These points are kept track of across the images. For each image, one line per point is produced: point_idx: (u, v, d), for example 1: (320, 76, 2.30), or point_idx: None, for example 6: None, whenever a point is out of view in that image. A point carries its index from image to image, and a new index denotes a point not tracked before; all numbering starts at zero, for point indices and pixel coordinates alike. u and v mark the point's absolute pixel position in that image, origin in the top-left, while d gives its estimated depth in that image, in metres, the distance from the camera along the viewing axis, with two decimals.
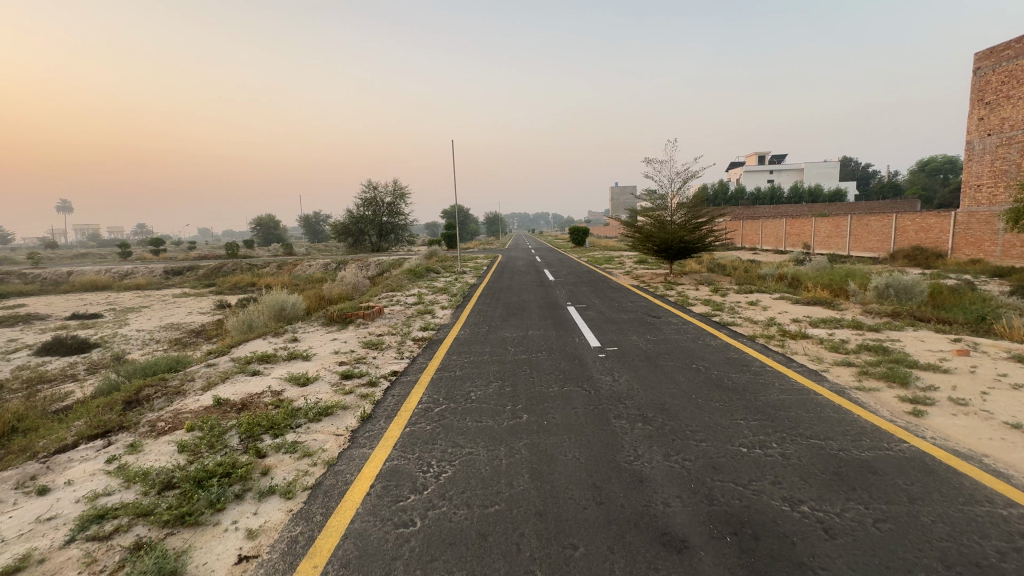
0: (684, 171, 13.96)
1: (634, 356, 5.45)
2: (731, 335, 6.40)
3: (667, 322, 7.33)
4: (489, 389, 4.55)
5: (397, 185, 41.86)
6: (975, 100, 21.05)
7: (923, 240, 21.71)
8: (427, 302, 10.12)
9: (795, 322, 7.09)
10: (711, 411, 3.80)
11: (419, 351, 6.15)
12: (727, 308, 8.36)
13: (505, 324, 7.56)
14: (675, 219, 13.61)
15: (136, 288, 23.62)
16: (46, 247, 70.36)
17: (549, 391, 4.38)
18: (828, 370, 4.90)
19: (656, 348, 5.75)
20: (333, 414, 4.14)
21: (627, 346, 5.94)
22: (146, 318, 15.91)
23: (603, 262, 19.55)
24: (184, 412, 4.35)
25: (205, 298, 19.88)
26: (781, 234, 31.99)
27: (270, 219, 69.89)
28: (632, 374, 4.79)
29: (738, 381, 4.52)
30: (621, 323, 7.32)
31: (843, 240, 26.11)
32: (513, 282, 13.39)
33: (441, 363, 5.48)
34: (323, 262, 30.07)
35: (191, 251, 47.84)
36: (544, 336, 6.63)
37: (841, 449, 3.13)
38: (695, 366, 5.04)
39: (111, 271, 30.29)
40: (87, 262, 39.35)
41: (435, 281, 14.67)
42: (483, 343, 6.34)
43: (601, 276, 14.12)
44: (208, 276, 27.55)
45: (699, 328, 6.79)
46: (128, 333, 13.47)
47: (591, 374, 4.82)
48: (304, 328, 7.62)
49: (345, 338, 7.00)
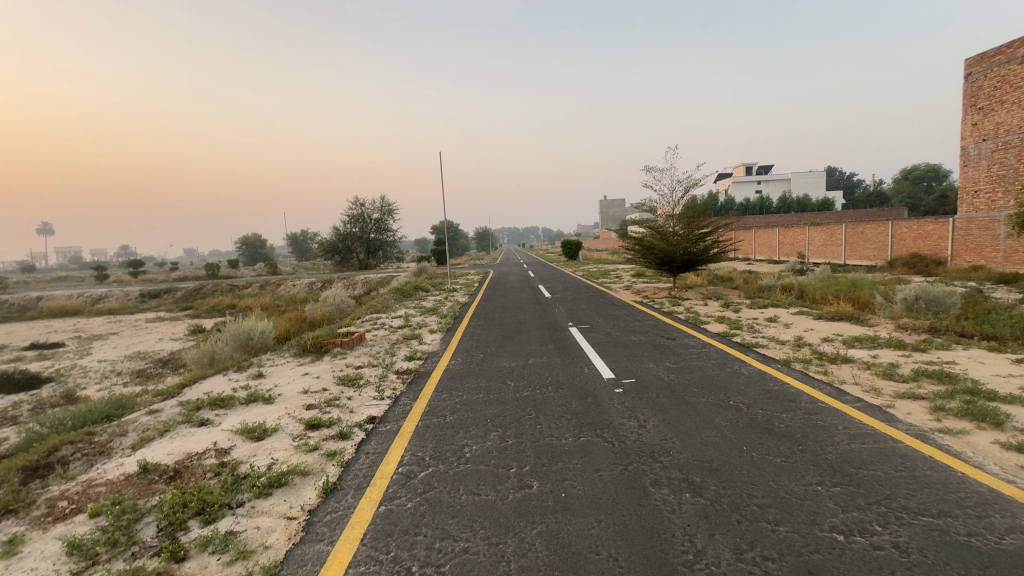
0: (685, 179, 13.34)
1: (657, 391, 4.60)
2: (761, 360, 5.59)
3: (684, 344, 6.52)
4: (487, 442, 3.65)
5: (385, 201, 40.98)
6: (968, 105, 20.93)
7: (921, 247, 21.41)
8: (414, 326, 9.21)
9: (828, 342, 6.31)
10: (774, 472, 2.96)
11: (403, 389, 5.23)
12: (746, 327, 7.57)
13: (501, 351, 6.68)
14: (676, 230, 12.87)
15: (108, 313, 22.34)
16: (20, 272, 67.98)
17: (563, 445, 3.51)
18: (893, 405, 4.08)
19: (681, 380, 4.91)
20: (287, 485, 3.21)
21: (645, 377, 5.09)
22: (112, 346, 14.76)
23: (600, 276, 18.75)
24: (98, 485, 3.39)
25: (179, 323, 18.67)
26: (774, 244, 31.63)
27: (256, 239, 68.76)
28: (660, 416, 3.93)
29: (791, 425, 3.69)
30: (633, 347, 6.47)
31: (839, 249, 25.76)
32: (507, 301, 12.53)
33: (428, 405, 4.59)
34: (308, 281, 28.94)
35: (172, 273, 46.44)
36: (547, 365, 5.76)
37: (969, 534, 2.30)
38: (732, 403, 4.19)
39: (83, 296, 28.81)
40: (57, 286, 37.64)
41: (423, 300, 13.75)
42: (477, 377, 5.46)
43: (600, 292, 13.33)
44: (186, 299, 26.31)
45: (722, 352, 5.98)
46: (88, 365, 12.32)
47: (610, 418, 3.95)
48: (272, 361, 6.68)
49: (318, 372, 6.07)
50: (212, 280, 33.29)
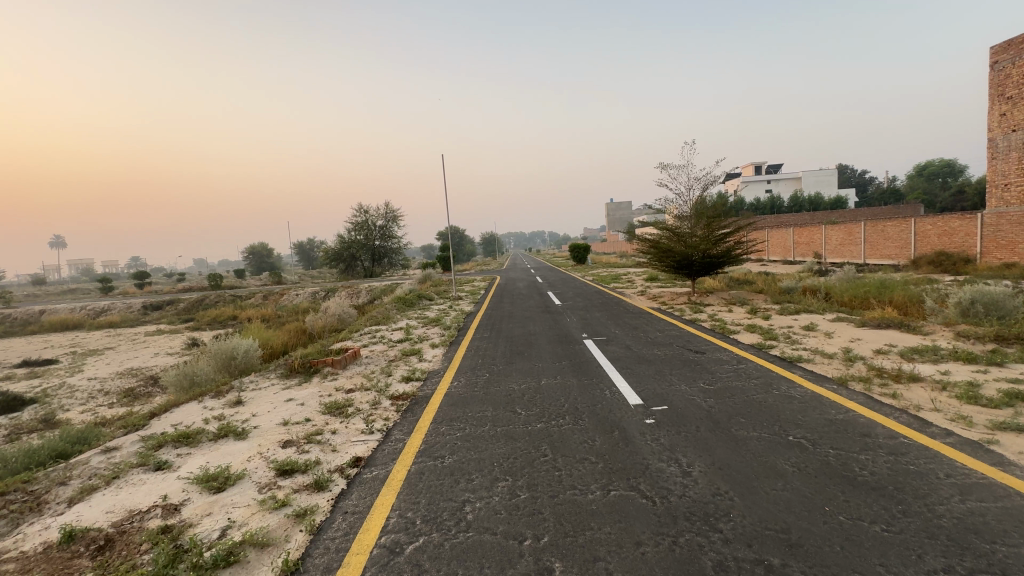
0: (703, 176, 12.55)
1: (697, 422, 3.85)
2: (811, 379, 4.81)
3: (716, 359, 5.74)
4: (494, 498, 2.92)
5: (389, 208, 40.54)
6: (995, 95, 20.00)
7: (947, 245, 20.42)
8: (415, 339, 8.53)
9: (882, 355, 5.53)
10: (879, 551, 2.19)
11: (397, 419, 4.51)
12: (782, 337, 6.79)
13: (509, 369, 5.94)
14: (694, 231, 12.05)
15: (108, 327, 21.96)
16: (30, 285, 68.46)
17: (589, 504, 2.76)
18: (995, 439, 3.29)
19: (723, 407, 4.17)
20: (236, 564, 2.50)
21: (679, 403, 4.34)
22: (105, 362, 14.21)
23: (611, 281, 18.01)
24: (7, 561, 2.70)
25: (178, 336, 18.13)
26: (789, 244, 30.70)
27: (264, 248, 68.76)
28: (709, 459, 3.18)
29: (876, 473, 2.92)
30: (658, 363, 5.72)
31: (858, 248, 24.79)
32: (515, 309, 11.80)
33: (424, 443, 3.86)
34: (312, 290, 28.48)
35: (177, 283, 46.52)
36: (562, 388, 5.01)
37: None
38: (792, 439, 3.43)
39: (86, 308, 28.53)
40: (62, 299, 37.54)
41: (426, 310, 13.07)
42: (483, 403, 4.73)
43: (613, 298, 12.56)
44: (188, 310, 25.93)
45: (763, 369, 5.20)
46: (77, 384, 11.75)
47: (644, 461, 3.21)
48: (254, 385, 6.00)
49: (303, 399, 5.37)
50: (216, 291, 32.91)
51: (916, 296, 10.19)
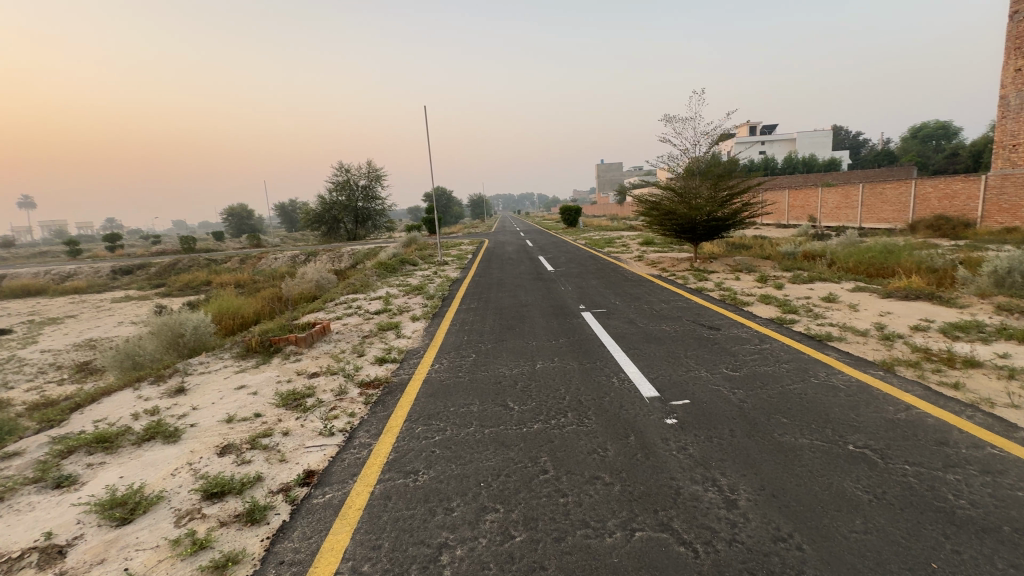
0: (711, 130, 11.54)
1: (731, 423, 3.13)
2: (851, 365, 4.11)
3: (736, 337, 5.03)
4: (480, 543, 2.18)
5: (372, 167, 38.80)
6: (1011, 49, 19.03)
7: (947, 209, 19.86)
8: (394, 310, 7.71)
9: (922, 333, 4.87)
10: None
11: (365, 416, 3.74)
12: (802, 310, 6.10)
13: (499, 349, 5.18)
14: (698, 192, 11.18)
15: (73, 292, 20.71)
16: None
17: (609, 553, 2.04)
18: None
19: (755, 400, 3.48)
20: None
21: (701, 395, 3.63)
22: (63, 333, 13.15)
23: (604, 245, 17.21)
24: None
25: (145, 303, 17.03)
26: (783, 207, 30.04)
27: (243, 210, 66.10)
28: (756, 482, 2.47)
29: (979, 505, 2.22)
30: (669, 342, 4.99)
31: (854, 211, 24.20)
32: (504, 276, 10.95)
33: (394, 452, 3.11)
34: (291, 254, 27.17)
35: (151, 246, 44.58)
36: (562, 374, 4.28)
37: None
38: (853, 450, 2.74)
39: (51, 273, 26.93)
40: (27, 262, 35.72)
41: (409, 276, 12.20)
42: (468, 394, 3.97)
43: (609, 264, 11.78)
44: (160, 275, 24.67)
45: (792, 351, 4.50)
46: (28, 356, 10.77)
47: (675, 485, 2.48)
48: (203, 368, 5.18)
49: (258, 386, 4.57)
50: (191, 254, 31.34)
51: (927, 264, 9.62)
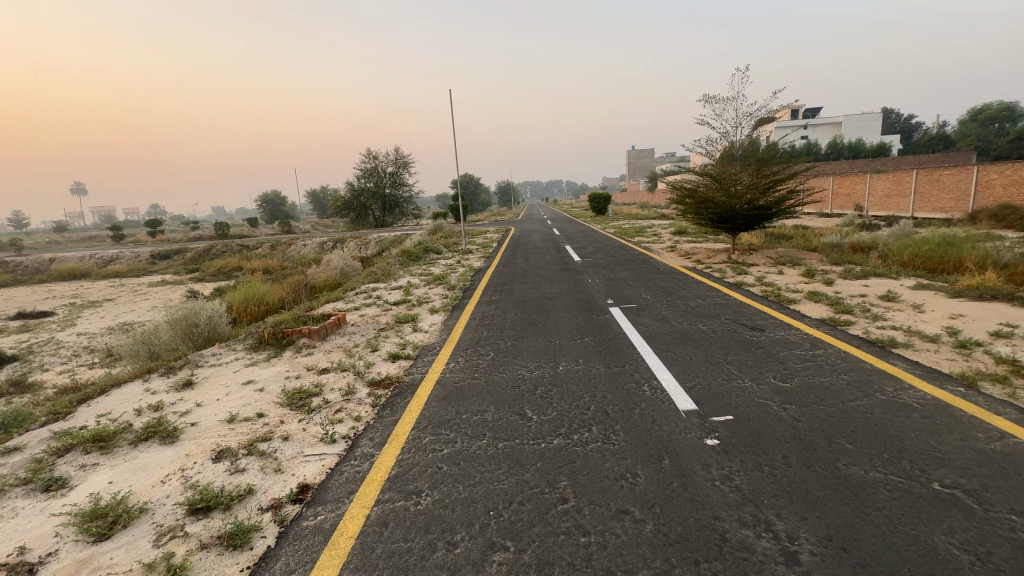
0: (755, 111, 10.73)
1: (785, 448, 2.67)
2: (924, 378, 3.55)
3: (784, 341, 4.50)
4: None
5: (400, 153, 38.76)
6: None
7: (1014, 197, 18.20)
8: (413, 302, 7.43)
9: (1005, 340, 4.23)
10: None
11: (370, 421, 3.44)
12: (858, 310, 5.47)
13: (519, 348, 4.80)
14: (738, 178, 10.43)
15: (114, 277, 21.46)
16: (50, 232, 68.90)
17: None
18: None
19: (810, 419, 3.01)
20: None
21: (747, 410, 3.18)
22: (99, 316, 13.54)
23: (634, 234, 16.53)
24: None
25: (178, 288, 17.41)
26: (828, 194, 28.39)
27: (277, 196, 67.70)
28: (821, 529, 2.04)
29: None
30: (707, 344, 4.52)
31: (906, 199, 22.59)
32: (529, 266, 10.54)
33: (397, 466, 2.80)
34: (319, 240, 27.48)
35: (189, 232, 46.01)
36: (586, 379, 3.89)
37: None
38: (940, 491, 2.25)
39: (95, 257, 28.04)
40: (75, 246, 37.46)
41: (432, 265, 11.95)
42: (483, 399, 3.63)
43: (639, 255, 11.20)
44: (195, 260, 25.35)
45: (851, 359, 3.95)
46: (65, 339, 11.09)
47: (721, 528, 2.08)
48: (214, 360, 5.03)
49: (265, 382, 4.36)
50: (225, 240, 32.10)
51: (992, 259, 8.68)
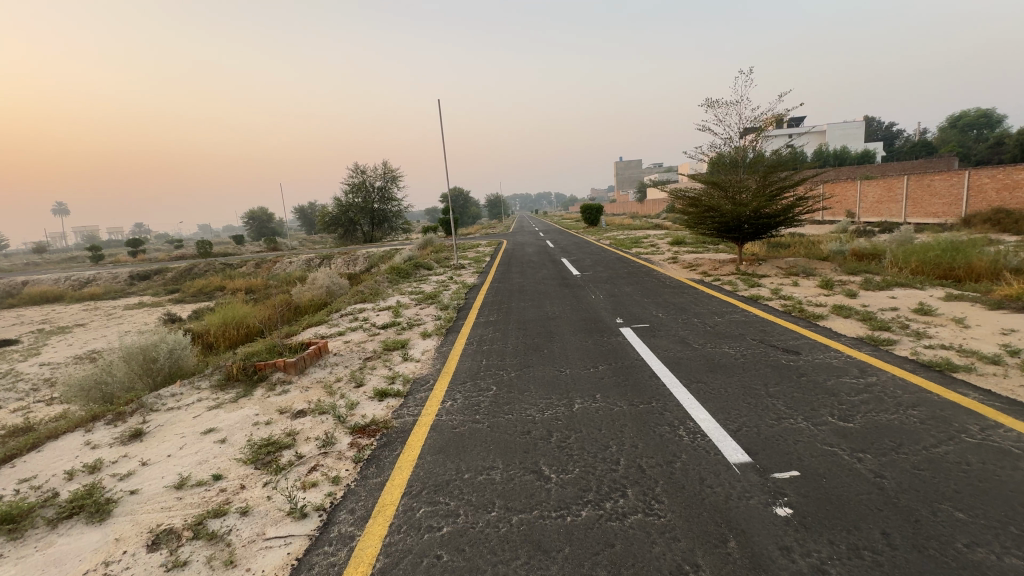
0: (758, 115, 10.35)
1: (883, 523, 2.08)
2: (1012, 413, 2.98)
3: (827, 367, 3.94)
4: None
5: (388, 168, 38.30)
6: None
7: (1006, 200, 18.07)
8: (402, 325, 6.79)
9: None
10: None
11: (350, 486, 2.78)
12: (896, 326, 4.95)
13: (524, 381, 4.18)
14: (742, 185, 10.00)
15: (88, 300, 20.51)
16: (28, 252, 67.13)
17: None
18: None
19: (897, 475, 2.43)
20: None
21: (813, 462, 2.60)
22: (67, 343, 12.65)
23: (631, 245, 16.09)
24: None
25: (156, 311, 16.56)
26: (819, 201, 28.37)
27: (263, 213, 66.85)
28: None
29: None
30: (742, 373, 3.95)
31: (898, 205, 22.50)
32: (526, 282, 9.99)
33: (383, 557, 2.16)
34: (305, 257, 26.71)
35: (171, 251, 44.78)
36: (608, 420, 3.29)
37: None
38: None
39: (71, 279, 26.99)
40: (53, 268, 36.30)
41: (423, 282, 11.34)
42: (488, 451, 3.01)
43: (641, 268, 10.70)
44: (175, 280, 24.46)
45: (916, 390, 3.39)
46: (25, 370, 10.23)
47: None
48: (173, 402, 4.36)
49: (227, 431, 3.68)
50: (208, 259, 31.22)
51: (1007, 265, 8.30)
